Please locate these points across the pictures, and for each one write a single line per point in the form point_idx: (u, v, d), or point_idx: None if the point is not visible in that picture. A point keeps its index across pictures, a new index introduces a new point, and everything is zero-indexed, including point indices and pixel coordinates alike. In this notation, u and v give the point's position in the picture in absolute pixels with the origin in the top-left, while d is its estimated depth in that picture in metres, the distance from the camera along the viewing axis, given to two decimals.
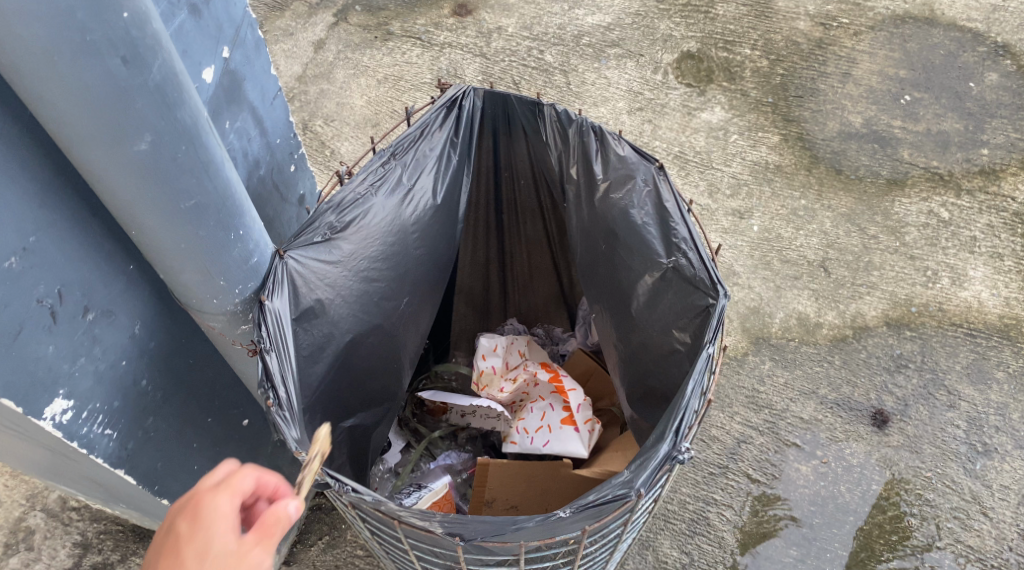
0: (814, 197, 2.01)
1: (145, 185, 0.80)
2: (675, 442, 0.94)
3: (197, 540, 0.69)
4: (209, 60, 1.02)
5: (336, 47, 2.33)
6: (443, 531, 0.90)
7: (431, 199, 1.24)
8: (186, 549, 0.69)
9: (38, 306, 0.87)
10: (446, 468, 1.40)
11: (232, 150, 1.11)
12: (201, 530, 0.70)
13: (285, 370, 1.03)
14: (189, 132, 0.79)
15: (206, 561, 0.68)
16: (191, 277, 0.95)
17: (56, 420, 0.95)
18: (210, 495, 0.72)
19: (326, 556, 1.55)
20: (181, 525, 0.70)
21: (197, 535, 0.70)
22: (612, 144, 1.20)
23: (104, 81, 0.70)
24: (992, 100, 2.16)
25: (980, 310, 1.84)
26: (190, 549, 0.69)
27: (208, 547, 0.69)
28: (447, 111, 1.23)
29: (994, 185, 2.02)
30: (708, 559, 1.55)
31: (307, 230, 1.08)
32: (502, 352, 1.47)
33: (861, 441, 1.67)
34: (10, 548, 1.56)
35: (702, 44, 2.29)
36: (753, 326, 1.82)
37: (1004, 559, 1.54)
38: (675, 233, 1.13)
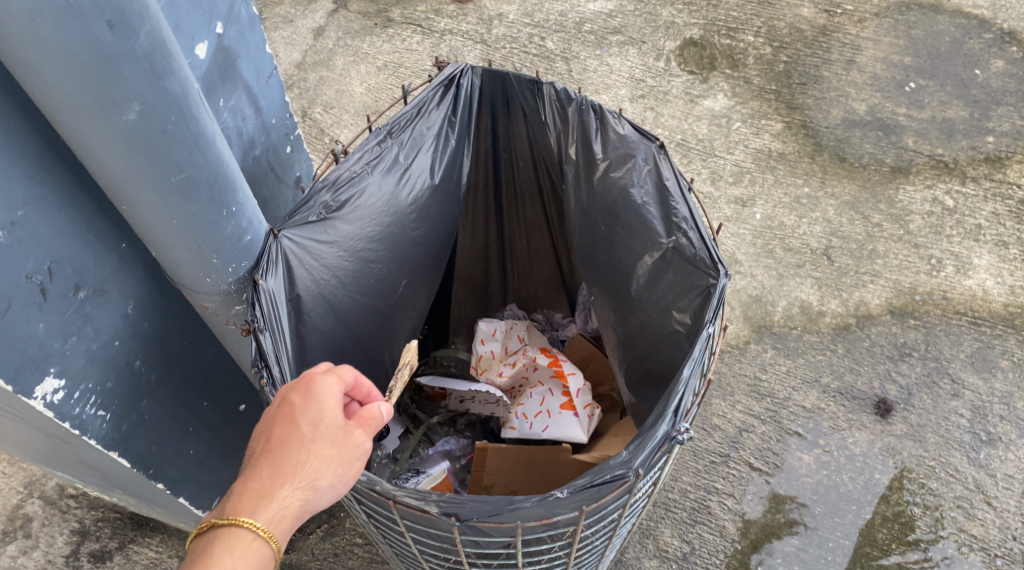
0: (818, 185, 1.99)
1: (134, 157, 0.81)
2: (674, 422, 0.94)
3: (312, 410, 0.82)
4: (202, 36, 1.01)
5: (336, 35, 2.31)
6: (439, 510, 0.90)
7: (428, 179, 1.23)
8: (301, 420, 0.81)
9: (27, 282, 0.86)
10: (444, 453, 1.37)
11: (226, 129, 1.10)
12: (314, 404, 0.83)
13: (280, 350, 1.02)
14: (179, 102, 0.80)
15: (318, 432, 0.82)
16: (183, 254, 0.95)
17: (47, 400, 0.93)
18: (323, 374, 0.85)
19: (325, 543, 1.54)
20: (298, 396, 0.83)
21: (311, 407, 0.82)
22: (612, 122, 1.18)
23: (90, 47, 0.71)
24: (998, 88, 2.14)
25: (985, 298, 1.82)
26: (305, 420, 0.82)
27: (321, 420, 0.82)
28: (444, 90, 1.21)
29: (1000, 173, 1.99)
30: (710, 548, 1.53)
31: (302, 209, 1.07)
32: (501, 337, 1.46)
33: (864, 430, 1.66)
34: (8, 535, 1.54)
35: (705, 31, 2.27)
36: (755, 314, 1.80)
37: (1009, 549, 1.53)
38: (675, 212, 1.12)
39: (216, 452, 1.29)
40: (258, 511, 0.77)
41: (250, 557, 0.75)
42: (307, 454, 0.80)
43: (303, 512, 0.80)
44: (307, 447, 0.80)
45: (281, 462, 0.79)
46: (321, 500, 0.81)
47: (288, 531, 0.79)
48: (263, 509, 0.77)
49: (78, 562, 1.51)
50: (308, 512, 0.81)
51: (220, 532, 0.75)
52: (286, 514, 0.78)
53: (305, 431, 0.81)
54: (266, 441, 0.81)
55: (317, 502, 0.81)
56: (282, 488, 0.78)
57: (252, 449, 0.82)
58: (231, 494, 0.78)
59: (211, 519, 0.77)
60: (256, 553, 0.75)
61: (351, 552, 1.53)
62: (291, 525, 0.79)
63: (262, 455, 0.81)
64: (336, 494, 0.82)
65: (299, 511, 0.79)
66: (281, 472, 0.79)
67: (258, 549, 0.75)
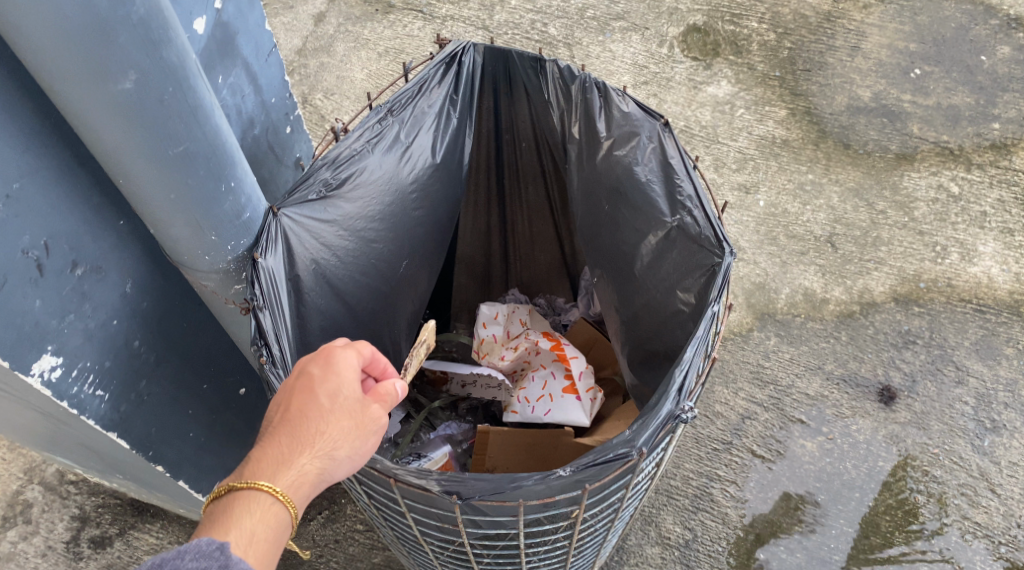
0: (822, 172, 1.97)
1: (130, 127, 0.81)
2: (678, 400, 0.93)
3: (331, 380, 0.83)
4: (200, 11, 1.00)
5: (337, 21, 2.29)
6: (440, 489, 0.89)
7: (429, 158, 1.22)
8: (320, 390, 0.82)
9: (23, 258, 0.85)
10: (446, 438, 1.36)
11: (225, 106, 1.09)
12: (333, 375, 0.83)
13: (279, 328, 1.01)
14: (175, 72, 0.80)
15: (337, 403, 0.82)
16: (181, 232, 0.94)
17: (45, 377, 0.92)
18: (341, 348, 0.86)
19: (325, 530, 1.53)
20: (316, 368, 0.84)
21: (330, 378, 0.83)
22: (616, 100, 1.17)
23: (84, 13, 0.71)
24: (1004, 74, 2.12)
25: (990, 286, 1.80)
26: (324, 390, 0.82)
27: (339, 391, 0.83)
28: (446, 68, 1.20)
29: (1005, 160, 1.98)
30: (713, 535, 1.52)
31: (302, 186, 1.06)
32: (503, 321, 1.46)
33: (868, 417, 1.65)
34: (8, 521, 1.53)
35: (708, 17, 2.25)
36: (759, 302, 1.79)
37: (1012, 536, 1.52)
38: (680, 190, 1.11)
39: (216, 435, 1.28)
40: (277, 475, 0.75)
41: (268, 521, 0.73)
42: (327, 423, 0.80)
43: (320, 482, 0.79)
44: (325, 417, 0.81)
45: (301, 429, 0.79)
46: (338, 472, 0.80)
47: (305, 500, 0.77)
48: (281, 475, 0.76)
49: (78, 548, 1.50)
50: (325, 482, 0.80)
51: (237, 496, 0.73)
52: (304, 481, 0.77)
53: (324, 402, 0.81)
54: (283, 411, 0.81)
55: (333, 473, 0.80)
56: (302, 454, 0.78)
57: (269, 419, 0.82)
58: (248, 461, 0.77)
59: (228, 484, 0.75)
60: (275, 517, 0.73)
61: (352, 539, 1.52)
62: (308, 494, 0.77)
63: (280, 425, 0.80)
64: (352, 467, 0.82)
65: (316, 481, 0.78)
66: (300, 439, 0.79)
67: (277, 513, 0.73)
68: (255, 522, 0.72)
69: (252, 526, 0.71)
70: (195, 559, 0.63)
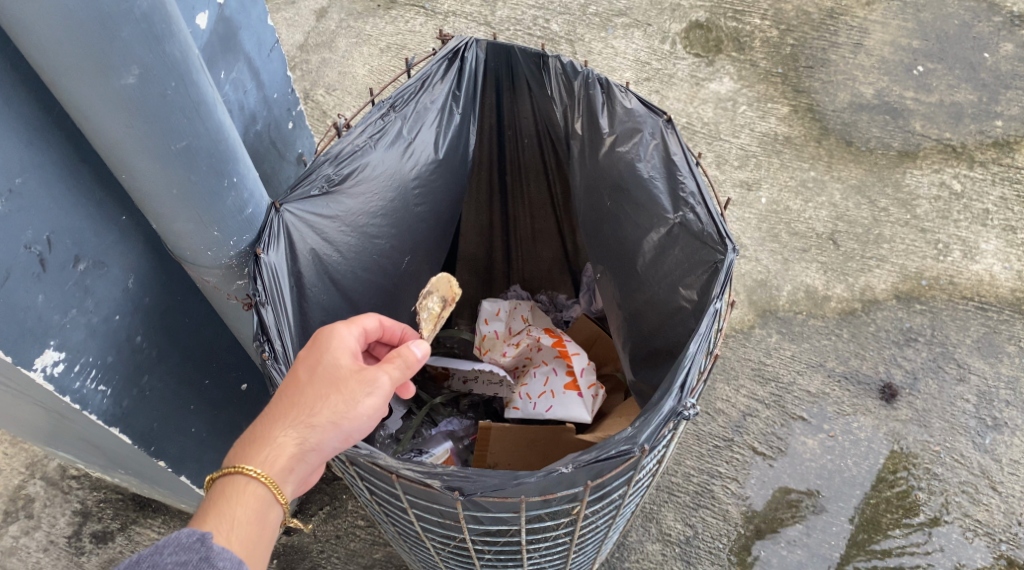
0: (824, 169, 1.97)
1: (133, 123, 0.81)
2: (680, 397, 0.93)
3: (316, 354, 0.88)
4: (203, 6, 1.00)
5: (339, 16, 2.28)
6: (442, 485, 0.89)
7: (432, 153, 1.22)
8: (300, 365, 0.87)
9: (26, 253, 0.85)
10: (447, 434, 1.35)
11: (228, 101, 1.09)
12: (315, 350, 0.88)
13: (282, 324, 1.01)
14: (178, 67, 0.80)
15: (315, 374, 0.86)
16: (184, 227, 0.94)
17: (47, 372, 0.92)
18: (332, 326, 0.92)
19: (326, 526, 1.53)
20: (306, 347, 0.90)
21: (312, 353, 0.88)
22: (618, 96, 1.16)
23: (88, 7, 0.71)
24: (1007, 71, 2.12)
25: (992, 283, 1.80)
26: (304, 365, 0.87)
27: (318, 363, 0.87)
28: (449, 63, 1.20)
29: (1008, 158, 1.97)
30: (713, 532, 1.52)
31: (304, 182, 1.06)
32: (505, 317, 1.46)
33: (869, 415, 1.65)
34: (10, 516, 1.53)
35: (711, 14, 2.24)
36: (760, 299, 1.79)
37: (1013, 534, 1.52)
38: (682, 187, 1.11)
39: (217, 430, 1.28)
40: (254, 453, 0.81)
41: (247, 501, 0.79)
42: (304, 392, 0.84)
43: (305, 453, 0.83)
44: (302, 388, 0.85)
45: (278, 404, 0.84)
46: (324, 439, 0.84)
47: (289, 473, 0.82)
48: (257, 451, 0.81)
49: (79, 543, 1.50)
50: (313, 454, 0.83)
51: (219, 483, 0.80)
52: (282, 455, 0.81)
53: (303, 375, 0.86)
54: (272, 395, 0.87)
55: (318, 443, 0.83)
56: (283, 426, 0.83)
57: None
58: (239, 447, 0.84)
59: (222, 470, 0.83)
60: (253, 495, 0.79)
61: (353, 534, 1.52)
62: (290, 467, 0.82)
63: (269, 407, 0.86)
64: (339, 434, 0.84)
65: (298, 452, 0.82)
66: (277, 414, 0.83)
67: (253, 491, 0.79)
68: (232, 501, 0.79)
69: (232, 508, 0.78)
70: (175, 551, 0.71)
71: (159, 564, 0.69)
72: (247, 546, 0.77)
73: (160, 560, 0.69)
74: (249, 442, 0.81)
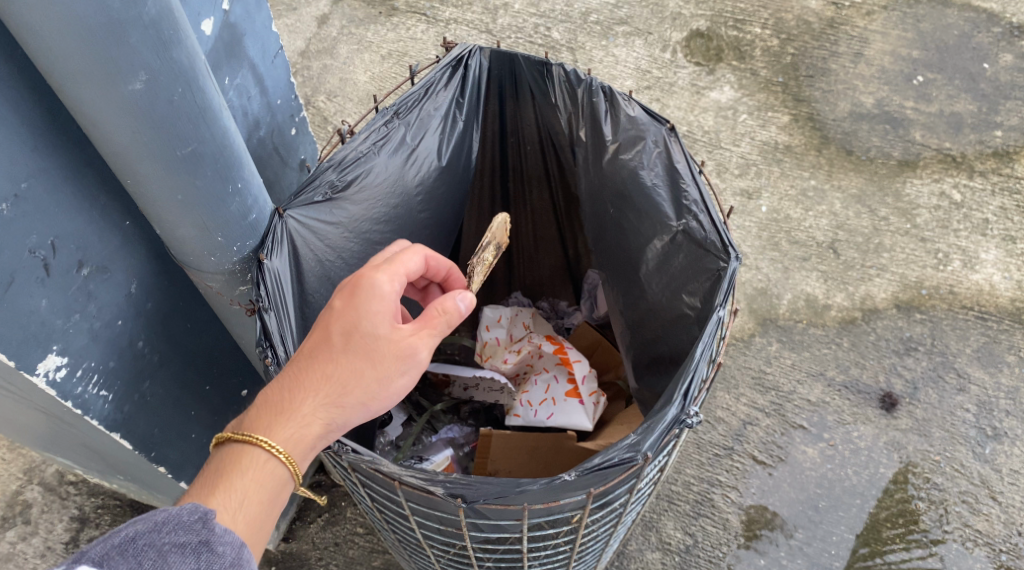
0: (825, 178, 1.97)
1: (139, 129, 0.81)
2: (683, 405, 0.93)
3: (355, 314, 0.88)
4: (209, 12, 1.01)
5: (341, 23, 2.29)
6: (444, 491, 0.89)
7: (435, 160, 1.22)
8: (336, 325, 0.88)
9: (30, 257, 0.85)
10: (448, 441, 1.35)
11: (232, 108, 1.09)
12: (352, 310, 0.89)
13: (284, 330, 1.01)
14: (185, 72, 0.81)
15: (348, 341, 0.88)
16: (188, 233, 0.94)
17: (50, 377, 0.92)
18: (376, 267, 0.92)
19: (325, 533, 1.52)
20: (338, 301, 0.90)
21: (348, 313, 0.89)
22: (622, 104, 1.16)
23: (97, 12, 0.72)
24: (1007, 82, 2.12)
25: (991, 293, 1.80)
26: (340, 326, 0.88)
27: (354, 327, 0.88)
28: (453, 71, 1.20)
29: (1007, 167, 1.98)
30: (713, 541, 1.52)
31: (308, 187, 1.06)
32: (506, 324, 1.45)
33: (869, 424, 1.64)
34: (8, 521, 1.53)
35: (712, 23, 2.25)
36: (760, 307, 1.79)
37: (1014, 544, 1.52)
38: (686, 195, 1.11)
39: None
40: (280, 429, 0.83)
41: (262, 479, 0.81)
42: (339, 365, 0.87)
43: (330, 430, 0.86)
44: (336, 357, 0.87)
45: (311, 372, 0.86)
46: (352, 417, 0.88)
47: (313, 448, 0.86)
48: (279, 429, 0.83)
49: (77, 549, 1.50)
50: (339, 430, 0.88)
51: (235, 460, 0.81)
52: (315, 434, 0.85)
53: (338, 341, 0.88)
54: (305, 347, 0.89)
55: (344, 420, 0.87)
56: (312, 404, 0.85)
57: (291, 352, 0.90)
58: (256, 409, 0.85)
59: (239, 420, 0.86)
60: (270, 474, 0.81)
61: (352, 542, 1.51)
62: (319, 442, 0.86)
63: (297, 360, 0.88)
64: (366, 411, 0.89)
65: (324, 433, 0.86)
66: (306, 386, 0.86)
67: (271, 469, 0.81)
68: (245, 474, 0.81)
69: (236, 479, 0.80)
70: (175, 530, 0.70)
71: (156, 544, 0.69)
72: (253, 524, 0.79)
73: (160, 540, 0.69)
74: (279, 419, 0.83)
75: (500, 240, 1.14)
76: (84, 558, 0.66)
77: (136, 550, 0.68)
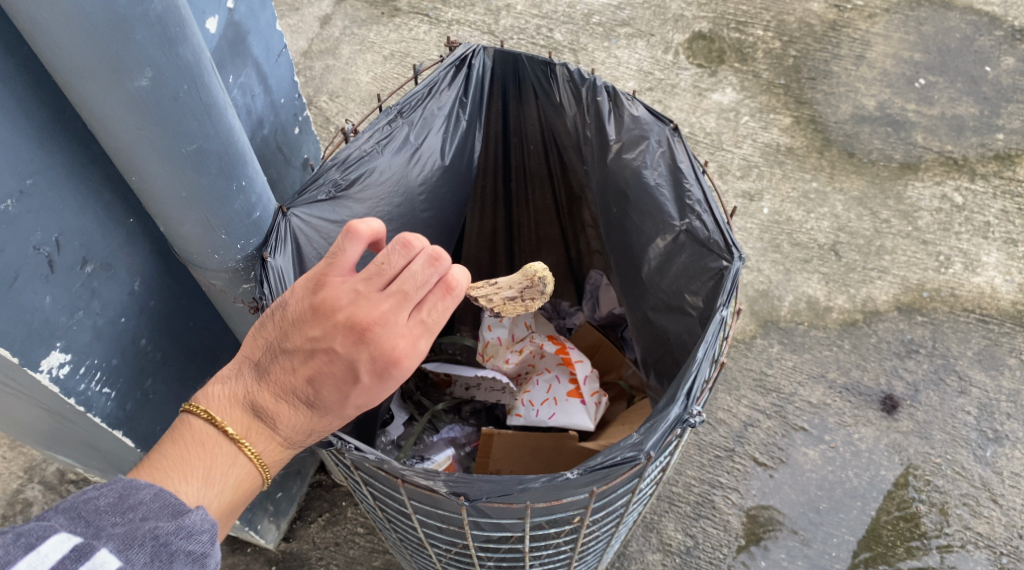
0: (827, 180, 1.97)
1: (144, 126, 0.81)
2: (686, 405, 0.93)
3: (377, 392, 0.81)
4: (213, 10, 1.01)
5: (343, 23, 2.29)
6: (447, 490, 0.89)
7: (438, 159, 1.22)
8: (354, 398, 0.80)
9: (34, 254, 0.85)
10: (449, 441, 1.35)
11: (236, 106, 1.09)
12: (377, 390, 0.80)
13: None
14: (190, 69, 0.81)
15: (360, 407, 0.83)
16: (192, 231, 0.94)
17: (54, 374, 0.91)
18: (418, 344, 0.80)
19: (326, 532, 1.52)
20: (365, 377, 0.79)
21: (373, 391, 0.80)
22: (625, 104, 1.16)
23: (104, 9, 0.72)
24: (1009, 85, 2.12)
25: (993, 296, 1.80)
26: (358, 399, 0.81)
27: (373, 401, 0.82)
28: (457, 70, 1.21)
29: (1009, 171, 1.98)
30: (714, 542, 1.52)
31: (311, 187, 1.06)
32: (509, 324, 1.41)
33: (870, 426, 1.64)
34: (8, 520, 1.53)
35: (714, 25, 2.25)
36: (762, 309, 1.79)
37: (1014, 547, 1.52)
38: (689, 194, 1.11)
39: None
40: (276, 459, 0.82)
41: (248, 495, 0.82)
42: (343, 418, 0.83)
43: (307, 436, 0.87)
44: (343, 415, 0.82)
45: (318, 425, 0.82)
46: None
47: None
48: (274, 459, 0.82)
49: None
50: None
51: (230, 489, 0.79)
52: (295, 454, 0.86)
53: (352, 407, 0.82)
54: (311, 395, 0.80)
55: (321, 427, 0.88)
56: (307, 440, 0.84)
57: (291, 385, 0.80)
58: (252, 441, 0.80)
59: (225, 431, 0.79)
60: (252, 492, 0.83)
61: (353, 542, 1.51)
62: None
63: (300, 404, 0.81)
64: None
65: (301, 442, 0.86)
66: (309, 431, 0.82)
67: (256, 488, 0.82)
68: (236, 500, 0.80)
69: (232, 496, 0.79)
70: (188, 538, 0.68)
71: (168, 548, 0.67)
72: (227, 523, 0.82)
73: (172, 542, 0.67)
74: (275, 451, 0.81)
75: (526, 301, 1.07)
76: (102, 540, 0.66)
77: (151, 546, 0.66)
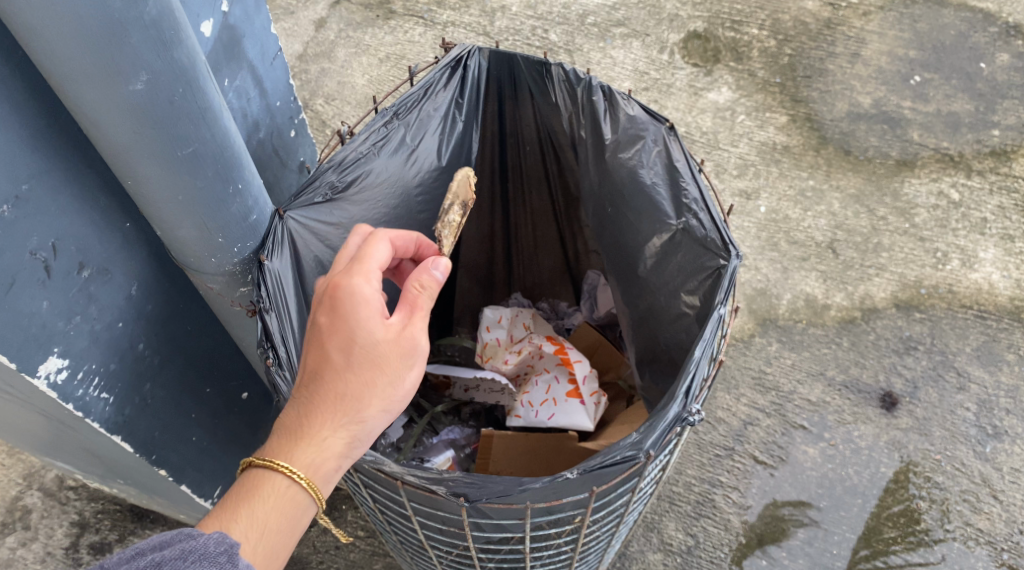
0: (823, 178, 1.97)
1: (141, 130, 0.81)
2: (685, 404, 0.93)
3: (348, 330, 0.83)
4: (208, 14, 1.01)
5: (338, 26, 2.29)
6: (447, 491, 0.89)
7: (435, 161, 1.22)
8: (330, 345, 0.83)
9: (31, 259, 0.85)
10: (449, 442, 1.34)
11: (231, 109, 1.09)
12: (340, 325, 0.83)
13: (286, 330, 1.02)
14: (186, 72, 0.81)
15: (350, 357, 0.82)
16: (188, 233, 0.94)
17: (51, 379, 0.91)
18: (362, 273, 0.86)
19: (325, 536, 1.52)
20: (324, 319, 0.84)
21: (336, 328, 0.83)
22: (621, 104, 1.17)
23: (97, 13, 0.72)
24: (1004, 81, 2.13)
25: (990, 292, 1.80)
26: (335, 346, 0.83)
27: (351, 342, 0.83)
28: (452, 71, 1.20)
29: (1005, 167, 1.98)
30: (714, 542, 1.52)
31: (308, 189, 1.06)
32: (506, 324, 1.45)
33: (870, 423, 1.64)
34: (7, 527, 1.52)
35: (709, 24, 2.25)
36: (760, 307, 1.79)
37: (1015, 542, 1.51)
38: (685, 193, 1.11)
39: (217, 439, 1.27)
40: (300, 452, 0.79)
41: (284, 511, 0.78)
42: (346, 382, 0.82)
43: (351, 446, 0.82)
44: (340, 376, 0.82)
45: (320, 397, 0.82)
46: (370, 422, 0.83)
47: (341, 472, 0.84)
48: (299, 455, 0.79)
49: (77, 554, 1.49)
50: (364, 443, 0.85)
51: (255, 496, 0.77)
52: (341, 463, 0.81)
53: (338, 359, 0.82)
54: (304, 375, 0.84)
55: (368, 429, 0.83)
56: (327, 428, 0.81)
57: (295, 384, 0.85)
58: (275, 444, 0.81)
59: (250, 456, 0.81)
60: (291, 499, 0.78)
61: (353, 545, 1.51)
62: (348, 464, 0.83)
63: (300, 389, 0.83)
64: (385, 412, 0.84)
65: (345, 448, 0.82)
66: (320, 411, 0.81)
67: (292, 494, 0.78)
68: (261, 506, 0.77)
69: (252, 511, 0.77)
70: (200, 561, 0.66)
71: None
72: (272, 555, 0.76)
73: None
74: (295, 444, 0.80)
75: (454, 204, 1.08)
76: None
77: None
